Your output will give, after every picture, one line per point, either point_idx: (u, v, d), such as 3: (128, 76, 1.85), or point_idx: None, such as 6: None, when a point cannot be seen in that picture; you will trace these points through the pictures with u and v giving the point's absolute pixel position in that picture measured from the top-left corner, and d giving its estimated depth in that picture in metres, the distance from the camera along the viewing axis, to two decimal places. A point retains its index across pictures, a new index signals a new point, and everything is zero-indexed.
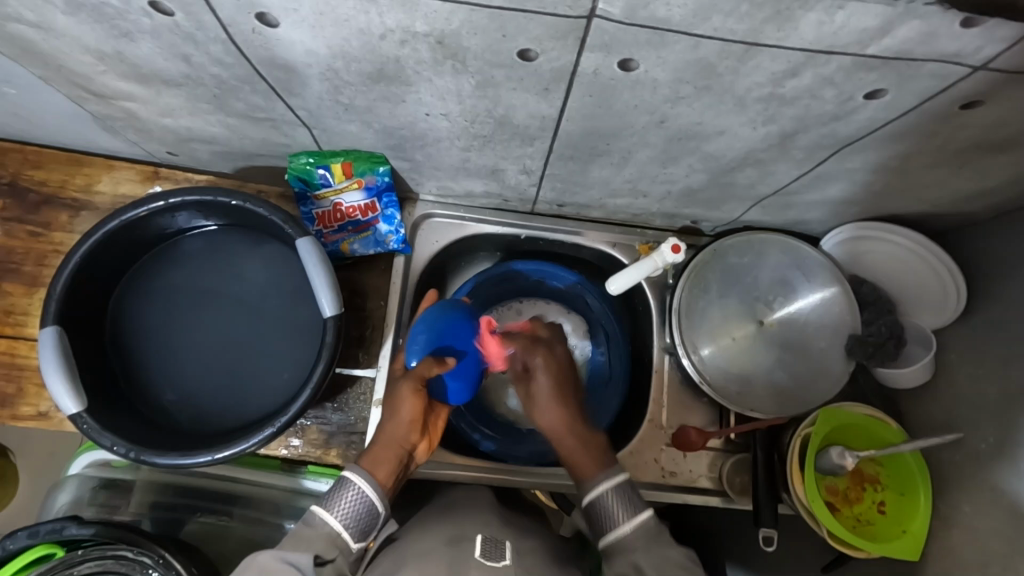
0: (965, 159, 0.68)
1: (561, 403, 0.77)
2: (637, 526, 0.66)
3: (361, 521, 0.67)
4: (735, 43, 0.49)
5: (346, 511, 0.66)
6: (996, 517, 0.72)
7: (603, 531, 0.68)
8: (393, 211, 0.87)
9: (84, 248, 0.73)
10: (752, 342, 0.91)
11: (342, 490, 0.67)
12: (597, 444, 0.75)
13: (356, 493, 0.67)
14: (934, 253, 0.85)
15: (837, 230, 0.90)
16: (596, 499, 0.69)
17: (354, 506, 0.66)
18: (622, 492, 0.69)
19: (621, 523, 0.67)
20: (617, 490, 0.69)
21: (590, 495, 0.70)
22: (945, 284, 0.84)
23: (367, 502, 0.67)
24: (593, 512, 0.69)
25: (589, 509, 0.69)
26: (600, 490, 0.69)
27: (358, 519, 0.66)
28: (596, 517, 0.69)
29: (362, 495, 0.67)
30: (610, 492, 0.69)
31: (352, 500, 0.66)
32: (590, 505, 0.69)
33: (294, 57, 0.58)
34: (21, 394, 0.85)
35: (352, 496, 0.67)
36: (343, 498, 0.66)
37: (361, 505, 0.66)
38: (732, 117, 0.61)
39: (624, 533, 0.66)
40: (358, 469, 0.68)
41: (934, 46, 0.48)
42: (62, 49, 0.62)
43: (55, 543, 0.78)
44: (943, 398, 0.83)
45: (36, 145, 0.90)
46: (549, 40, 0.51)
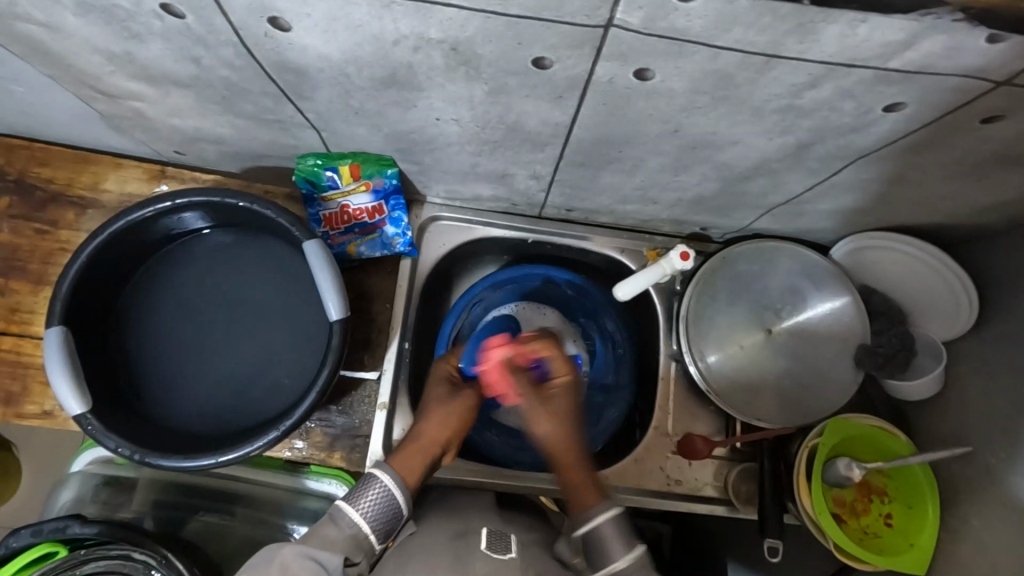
0: (982, 172, 0.67)
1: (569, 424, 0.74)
2: (634, 560, 0.63)
3: (385, 522, 0.65)
4: (753, 54, 0.49)
5: (371, 509, 0.64)
6: (1007, 534, 0.71)
7: (595, 565, 0.64)
8: (400, 213, 0.87)
9: (91, 247, 0.73)
10: (760, 351, 0.90)
11: (367, 485, 0.66)
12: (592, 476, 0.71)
13: (381, 491, 0.66)
14: (964, 288, 0.83)
15: (868, 234, 0.88)
16: (589, 533, 0.65)
17: (378, 504, 0.65)
18: (621, 525, 0.65)
19: (617, 558, 0.63)
20: (618, 523, 0.65)
21: (585, 526, 0.66)
22: (955, 316, 0.84)
23: (392, 503, 0.66)
24: (590, 544, 0.65)
25: (584, 542, 0.66)
26: (596, 522, 0.65)
27: (381, 517, 0.65)
28: (590, 550, 0.65)
29: (387, 493, 0.66)
30: (608, 525, 0.65)
31: (378, 497, 0.65)
32: (585, 535, 0.65)
33: (306, 61, 0.57)
34: (26, 392, 0.84)
35: (377, 492, 0.65)
36: (369, 494, 0.65)
37: (384, 503, 0.65)
38: (747, 127, 0.60)
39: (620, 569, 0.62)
40: (385, 466, 0.68)
41: (957, 60, 0.48)
42: (72, 49, 0.61)
43: (58, 543, 0.77)
44: (953, 412, 0.82)
45: (43, 143, 0.89)
46: (565, 48, 0.50)
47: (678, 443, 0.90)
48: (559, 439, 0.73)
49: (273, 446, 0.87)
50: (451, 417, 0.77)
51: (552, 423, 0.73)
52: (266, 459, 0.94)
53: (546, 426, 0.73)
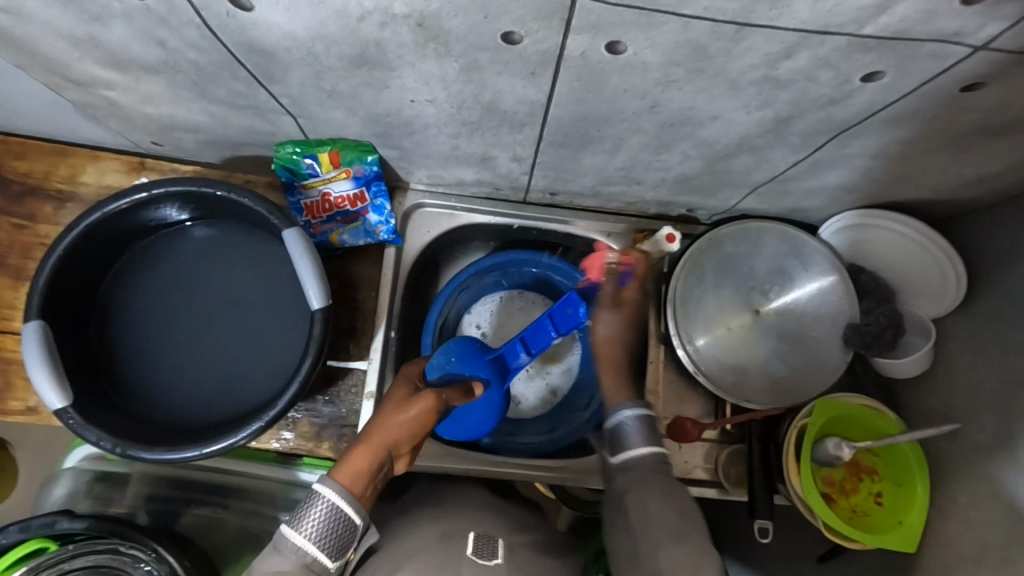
0: (967, 143, 0.66)
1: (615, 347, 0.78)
2: (651, 454, 0.66)
3: (337, 538, 0.61)
4: (725, 23, 0.48)
5: (317, 530, 0.60)
6: (995, 510, 0.70)
7: (617, 451, 0.67)
8: (382, 200, 0.86)
9: (66, 241, 0.72)
10: (749, 332, 0.90)
11: (312, 502, 0.61)
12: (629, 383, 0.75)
13: (326, 508, 0.61)
14: (956, 280, 0.82)
15: (868, 211, 0.86)
16: (617, 424, 0.68)
17: (326, 522, 0.60)
18: (649, 424, 0.68)
19: (637, 447, 0.66)
20: (642, 418, 0.68)
21: (612, 416, 0.69)
22: (942, 300, 0.83)
23: (341, 517, 0.61)
24: (612, 436, 0.68)
25: (610, 430, 0.69)
26: (623, 411, 0.69)
27: (330, 536, 0.60)
28: (612, 444, 0.68)
29: (334, 509, 0.61)
30: (634, 417, 0.68)
31: (324, 515, 0.61)
32: (611, 426, 0.69)
33: (272, 41, 0.56)
34: (9, 387, 0.84)
35: (322, 511, 0.61)
36: (313, 514, 0.61)
37: (333, 520, 0.61)
38: (725, 102, 0.59)
39: (637, 455, 0.66)
40: (328, 481, 0.62)
41: (934, 24, 0.46)
42: (36, 35, 0.60)
43: (46, 538, 0.76)
44: (941, 389, 0.82)
45: (19, 136, 0.88)
46: (533, 21, 0.49)
47: (667, 426, 0.89)
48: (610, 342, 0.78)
49: (260, 437, 0.86)
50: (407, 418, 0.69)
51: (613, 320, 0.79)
52: (255, 451, 0.93)
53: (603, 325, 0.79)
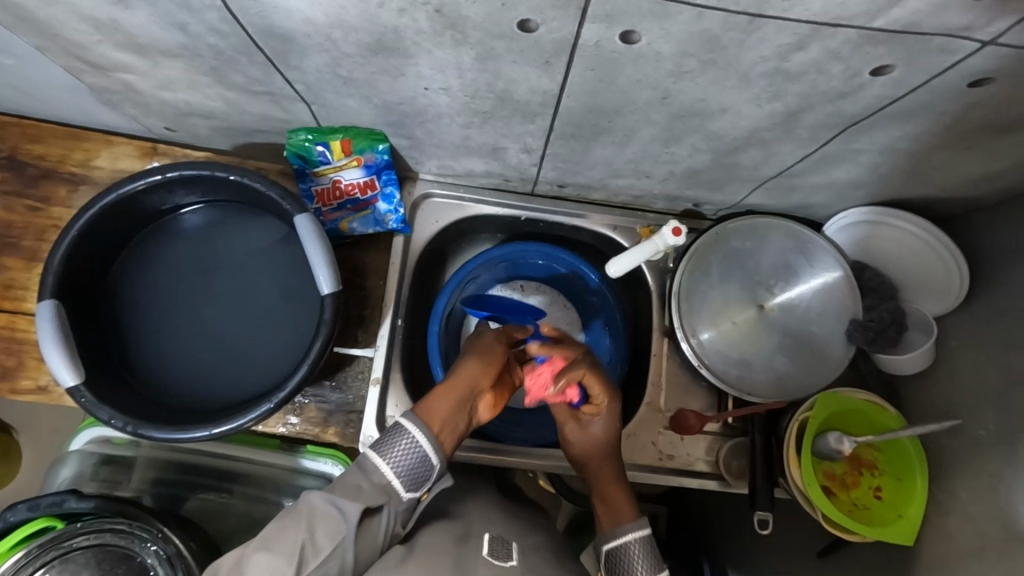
0: (974, 140, 0.67)
1: (606, 453, 0.78)
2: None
3: (414, 471, 0.65)
4: (739, 14, 0.48)
5: (400, 459, 0.65)
6: (994, 504, 0.71)
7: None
8: (393, 189, 0.87)
9: (83, 221, 0.73)
10: (752, 326, 0.90)
11: (397, 438, 0.66)
12: (616, 494, 0.75)
13: (409, 441, 0.65)
14: (958, 284, 0.82)
15: (875, 209, 0.87)
16: (618, 547, 0.70)
17: (407, 453, 0.65)
18: (648, 547, 0.70)
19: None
20: (643, 545, 0.69)
21: (612, 542, 0.71)
22: (942, 301, 0.84)
23: (421, 451, 0.65)
24: (612, 559, 0.70)
25: (609, 554, 0.71)
26: (625, 540, 0.70)
27: (411, 468, 0.65)
28: (613, 566, 0.70)
29: (416, 444, 0.65)
30: (636, 544, 0.69)
31: (406, 448, 0.65)
32: (613, 550, 0.70)
33: (292, 26, 0.57)
34: (21, 367, 0.85)
35: (404, 443, 0.65)
36: (396, 446, 0.65)
37: (415, 451, 0.65)
38: (736, 94, 0.60)
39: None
40: (416, 418, 0.66)
41: (943, 18, 0.47)
42: (56, 17, 0.61)
43: (54, 517, 0.78)
44: (942, 384, 0.83)
45: (35, 119, 0.89)
46: (550, 9, 0.50)
47: (670, 419, 0.90)
48: (595, 455, 0.78)
49: (268, 421, 0.87)
50: (485, 359, 0.77)
51: (598, 428, 0.78)
52: (260, 438, 0.95)
53: (577, 446, 0.79)
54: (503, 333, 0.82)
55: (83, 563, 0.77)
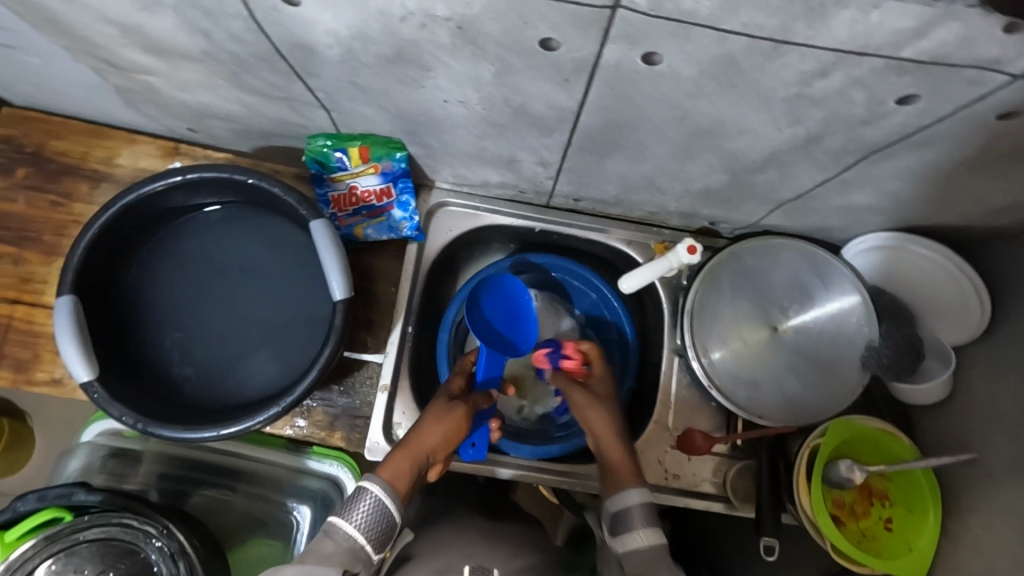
0: (999, 171, 0.65)
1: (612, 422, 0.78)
2: (653, 545, 0.63)
3: (380, 532, 0.64)
4: (761, 39, 0.48)
5: (366, 520, 0.63)
6: (1008, 544, 0.69)
7: (618, 534, 0.66)
8: (407, 197, 0.87)
9: (102, 220, 0.74)
10: (765, 348, 0.89)
11: (359, 498, 0.65)
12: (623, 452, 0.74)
13: (373, 502, 0.64)
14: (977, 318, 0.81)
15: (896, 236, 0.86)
16: (622, 508, 0.67)
17: (371, 515, 0.64)
18: (647, 511, 0.66)
19: (637, 532, 0.64)
20: (648, 508, 0.66)
21: (619, 501, 0.67)
22: (958, 331, 0.84)
23: (385, 512, 0.65)
24: (616, 519, 0.67)
25: (612, 515, 0.67)
26: (628, 499, 0.67)
27: (376, 527, 0.64)
28: (617, 526, 0.66)
29: (378, 503, 0.64)
30: (636, 505, 0.66)
31: (370, 509, 0.64)
32: (616, 510, 0.67)
33: (314, 36, 0.57)
34: (36, 359, 0.86)
35: (369, 504, 0.64)
36: (361, 507, 0.64)
37: (378, 513, 0.64)
38: (756, 116, 0.60)
39: (642, 545, 0.63)
40: (376, 477, 0.66)
41: (972, 50, 0.46)
42: (85, 20, 0.62)
43: (63, 508, 0.77)
44: (958, 416, 0.81)
45: (60, 116, 0.91)
46: (571, 29, 0.50)
47: (677, 438, 0.89)
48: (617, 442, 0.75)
49: (275, 423, 0.87)
50: (448, 426, 0.74)
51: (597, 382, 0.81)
52: (265, 437, 0.94)
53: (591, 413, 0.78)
54: (472, 400, 0.76)
55: (87, 557, 0.78)
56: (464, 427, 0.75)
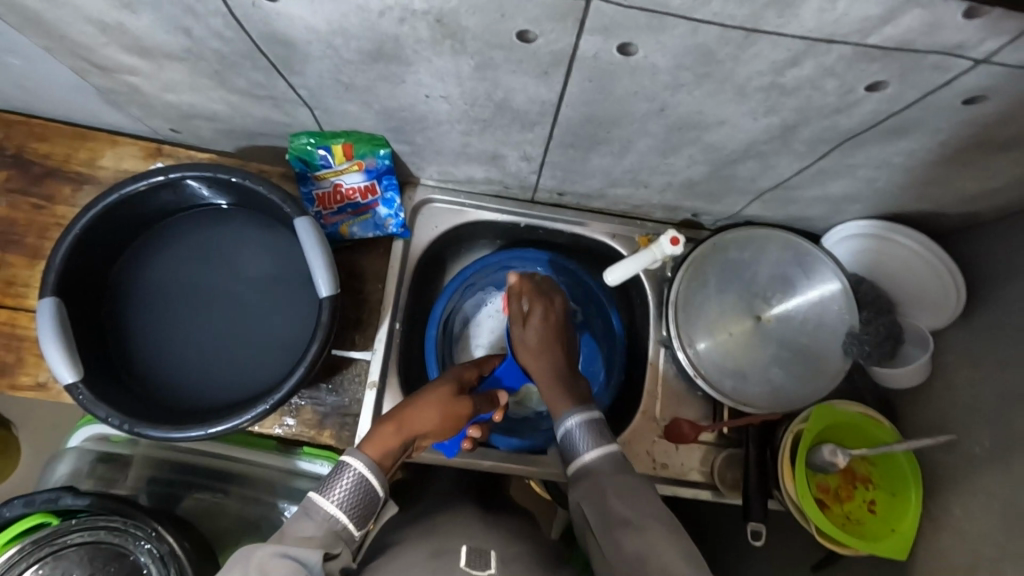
0: (970, 157, 0.67)
1: (550, 356, 0.82)
2: (603, 455, 0.71)
3: (362, 507, 0.65)
4: (734, 29, 0.49)
5: (346, 499, 0.64)
6: (987, 521, 0.71)
7: (571, 461, 0.73)
8: (392, 194, 0.87)
9: (84, 222, 0.73)
10: (748, 337, 0.90)
11: (340, 474, 0.66)
12: (575, 388, 0.79)
13: (355, 478, 0.65)
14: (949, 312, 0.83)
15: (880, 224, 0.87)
16: (567, 434, 0.74)
17: (352, 490, 0.64)
18: (594, 427, 0.74)
19: (588, 453, 0.71)
20: (592, 424, 0.74)
21: (562, 425, 0.75)
22: (930, 316, 0.86)
23: (368, 488, 0.66)
24: (565, 443, 0.74)
25: (562, 442, 0.75)
26: (569, 423, 0.75)
27: (357, 504, 0.64)
28: (567, 447, 0.74)
29: (361, 480, 0.65)
30: (579, 425, 0.74)
31: (352, 484, 0.65)
32: (562, 434, 0.75)
33: (295, 32, 0.57)
34: (20, 363, 0.85)
35: (350, 480, 0.65)
36: (342, 483, 0.65)
37: (360, 488, 0.65)
38: (733, 107, 0.61)
39: (593, 460, 0.71)
40: (361, 453, 0.67)
41: (937, 36, 0.48)
42: (64, 19, 0.62)
43: (49, 513, 0.77)
44: (937, 399, 0.83)
45: (40, 119, 0.90)
46: (548, 21, 0.51)
47: (665, 428, 0.90)
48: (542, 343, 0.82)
49: (264, 423, 0.87)
50: (441, 412, 0.76)
51: (534, 334, 0.82)
52: (256, 439, 0.94)
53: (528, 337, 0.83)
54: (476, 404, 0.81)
55: (76, 561, 0.78)
56: (463, 420, 0.78)
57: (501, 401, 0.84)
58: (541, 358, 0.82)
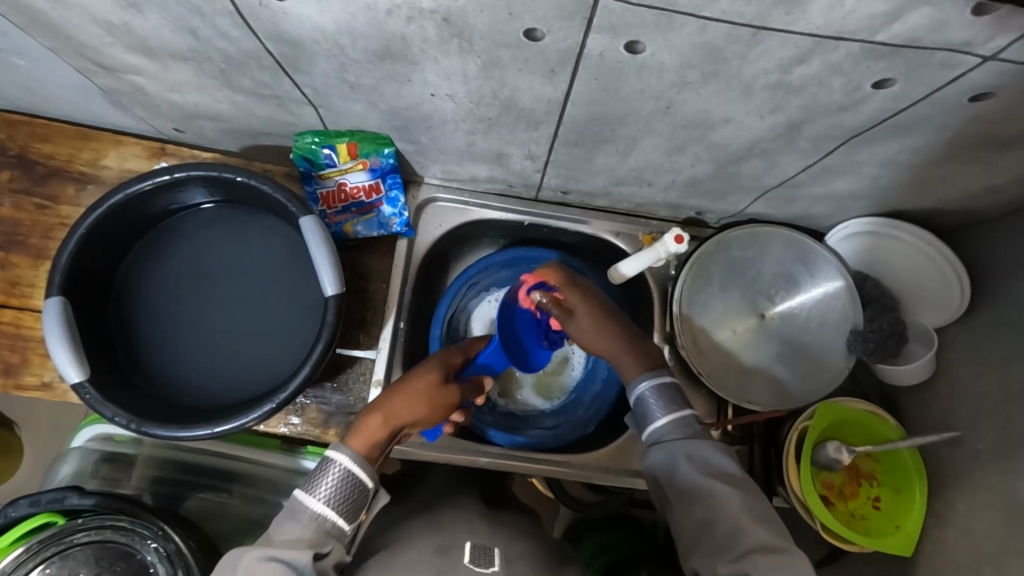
0: (975, 153, 0.67)
1: (607, 330, 0.76)
2: (675, 422, 0.65)
3: (351, 501, 0.61)
4: (742, 26, 0.49)
5: (334, 495, 0.60)
6: (992, 517, 0.71)
7: (644, 428, 0.67)
8: (397, 193, 0.88)
9: (89, 221, 0.73)
10: (752, 335, 0.91)
11: (325, 470, 0.62)
12: (644, 350, 0.74)
13: (340, 473, 0.61)
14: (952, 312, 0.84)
15: (883, 222, 0.87)
16: (637, 399, 0.68)
17: (338, 486, 0.61)
18: (663, 391, 0.68)
19: (661, 418, 0.66)
20: (663, 389, 0.67)
21: (634, 392, 0.69)
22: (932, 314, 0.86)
23: (355, 482, 0.62)
24: (638, 409, 0.68)
25: (633, 408, 0.69)
26: (638, 387, 0.69)
27: (346, 499, 0.61)
28: (639, 415, 0.68)
29: (347, 475, 0.61)
30: (648, 389, 0.68)
31: (338, 480, 0.61)
32: (636, 403, 0.68)
33: (302, 31, 0.58)
34: (25, 363, 0.85)
35: (335, 475, 0.61)
36: (327, 479, 0.61)
37: (346, 483, 0.61)
38: (738, 105, 0.61)
39: (669, 430, 0.65)
40: (345, 447, 0.63)
41: (944, 34, 0.48)
42: (71, 19, 0.62)
43: (55, 513, 0.77)
44: (941, 396, 0.83)
45: (44, 119, 0.90)
46: (556, 20, 0.51)
47: None
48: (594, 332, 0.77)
49: (268, 422, 0.87)
50: (428, 404, 0.72)
51: (586, 319, 0.77)
52: (261, 439, 0.95)
53: (582, 324, 0.78)
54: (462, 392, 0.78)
55: (83, 560, 0.78)
56: (450, 409, 0.76)
57: (484, 387, 0.81)
58: (603, 338, 0.76)
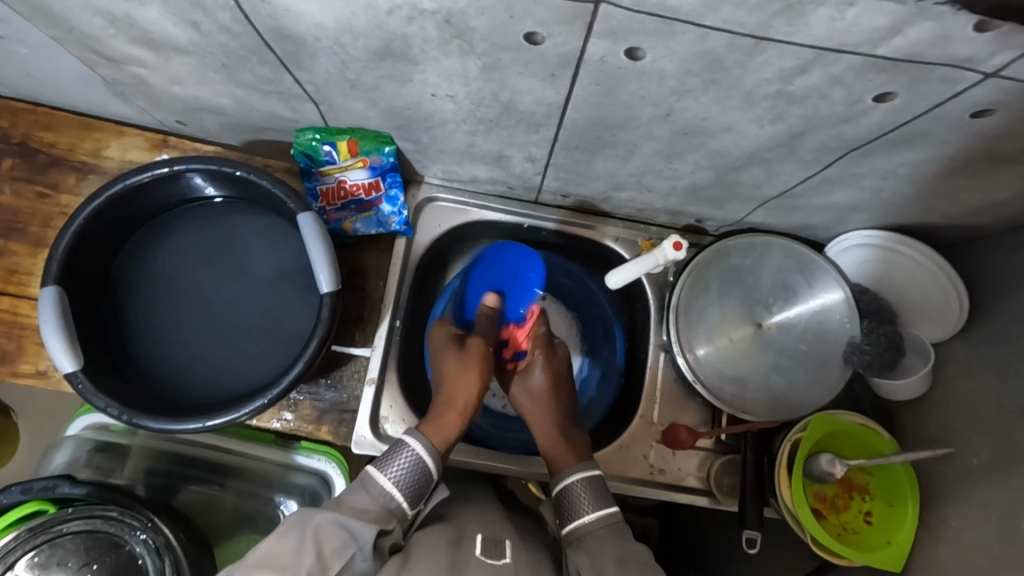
0: (976, 169, 0.67)
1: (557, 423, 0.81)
2: (601, 517, 0.68)
3: (417, 485, 0.68)
4: (742, 36, 0.49)
5: (402, 477, 0.67)
6: (985, 535, 0.71)
7: (567, 520, 0.70)
8: (396, 191, 0.87)
9: (86, 212, 0.73)
10: (749, 344, 0.90)
11: (397, 452, 0.68)
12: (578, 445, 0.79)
13: (411, 458, 0.68)
14: (946, 328, 0.84)
15: (879, 236, 0.87)
16: (566, 490, 0.72)
17: (410, 467, 0.68)
18: (591, 485, 0.71)
19: (586, 514, 0.69)
20: (588, 482, 0.71)
21: (561, 485, 0.72)
22: (927, 329, 0.86)
23: (423, 468, 0.68)
24: (563, 501, 0.71)
25: (559, 499, 0.72)
26: (568, 482, 0.72)
27: (412, 484, 0.67)
28: (563, 507, 0.71)
29: (418, 460, 0.68)
30: (578, 485, 0.71)
31: (408, 463, 0.68)
32: (559, 492, 0.72)
33: (302, 29, 0.58)
34: (21, 352, 0.86)
35: (408, 458, 0.68)
36: (400, 460, 0.68)
37: (416, 466, 0.68)
38: (739, 113, 0.61)
39: (589, 523, 0.68)
40: (414, 433, 0.70)
41: (946, 49, 0.48)
42: (73, 10, 0.62)
43: (45, 501, 0.76)
44: (937, 411, 0.82)
45: (47, 108, 0.90)
46: (556, 24, 0.51)
47: (663, 433, 0.90)
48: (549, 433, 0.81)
49: (261, 417, 0.87)
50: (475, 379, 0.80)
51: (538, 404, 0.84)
52: (255, 433, 0.93)
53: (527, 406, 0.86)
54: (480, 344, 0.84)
55: (73, 549, 0.77)
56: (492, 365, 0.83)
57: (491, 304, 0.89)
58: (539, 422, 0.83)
